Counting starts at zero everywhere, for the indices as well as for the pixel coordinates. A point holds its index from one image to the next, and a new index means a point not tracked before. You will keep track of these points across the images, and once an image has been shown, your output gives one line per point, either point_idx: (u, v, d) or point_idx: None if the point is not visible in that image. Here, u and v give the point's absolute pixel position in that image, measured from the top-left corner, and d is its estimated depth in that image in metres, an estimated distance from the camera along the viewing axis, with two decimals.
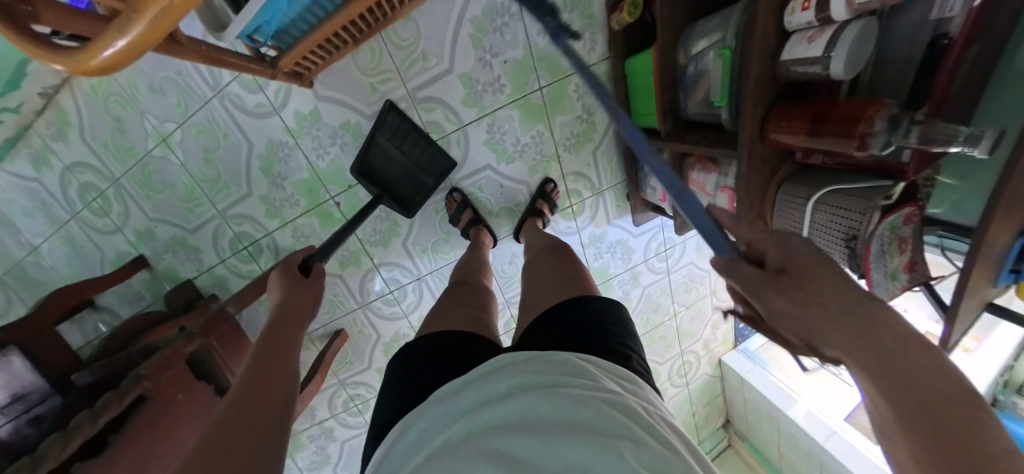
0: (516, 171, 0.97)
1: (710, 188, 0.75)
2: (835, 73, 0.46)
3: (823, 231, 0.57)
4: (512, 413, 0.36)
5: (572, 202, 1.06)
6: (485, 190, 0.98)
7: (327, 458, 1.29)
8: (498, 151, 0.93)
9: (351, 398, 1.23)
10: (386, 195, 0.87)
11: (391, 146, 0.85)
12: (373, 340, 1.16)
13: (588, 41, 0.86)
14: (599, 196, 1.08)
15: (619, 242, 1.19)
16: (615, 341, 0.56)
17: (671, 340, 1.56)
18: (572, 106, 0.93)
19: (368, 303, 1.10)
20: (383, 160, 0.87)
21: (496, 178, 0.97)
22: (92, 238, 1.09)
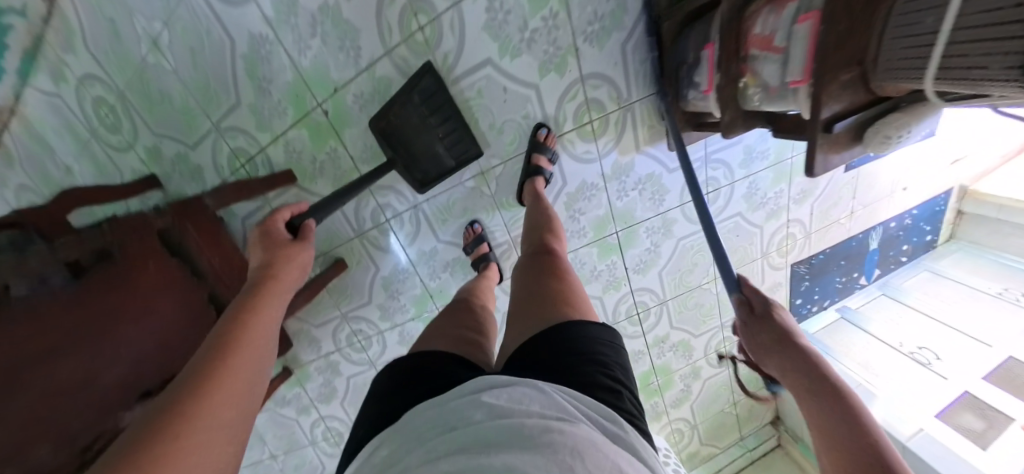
0: (524, 72, 0.82)
1: (782, 35, 0.51)
2: None
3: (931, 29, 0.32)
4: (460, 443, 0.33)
5: (593, 117, 0.90)
6: (484, 95, 0.84)
7: (333, 391, 1.24)
8: (500, 41, 0.78)
9: (354, 333, 1.16)
10: (398, 163, 0.86)
11: (415, 109, 0.81)
12: (372, 273, 1.07)
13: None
14: (626, 109, 0.89)
15: (649, 177, 1.01)
16: (602, 375, 0.46)
17: (709, 310, 1.34)
18: None
19: (364, 232, 1.01)
20: (410, 128, 0.83)
21: (498, 78, 0.82)
22: (112, 157, 1.13)
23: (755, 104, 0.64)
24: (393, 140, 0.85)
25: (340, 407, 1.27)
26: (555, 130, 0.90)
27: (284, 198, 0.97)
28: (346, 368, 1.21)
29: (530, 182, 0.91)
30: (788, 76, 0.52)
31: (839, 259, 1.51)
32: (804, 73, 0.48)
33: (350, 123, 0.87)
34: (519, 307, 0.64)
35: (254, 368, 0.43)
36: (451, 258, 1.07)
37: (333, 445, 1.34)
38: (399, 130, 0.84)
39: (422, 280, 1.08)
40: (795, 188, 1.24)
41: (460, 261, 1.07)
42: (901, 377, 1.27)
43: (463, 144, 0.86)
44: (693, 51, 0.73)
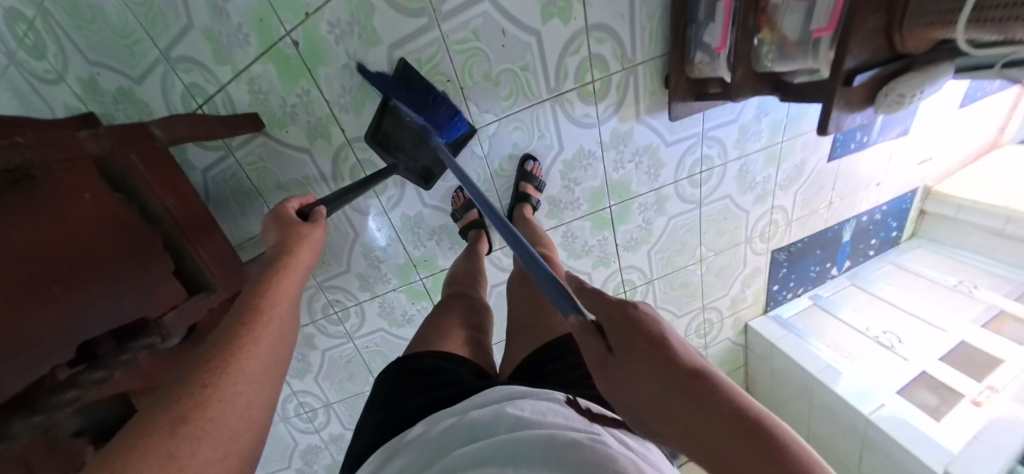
0: (523, 16, 0.77)
1: None
2: None
3: None
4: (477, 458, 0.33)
5: (595, 76, 0.86)
6: (480, 36, 0.78)
7: (308, 366, 1.16)
8: None
9: (330, 305, 1.06)
10: (401, 165, 0.85)
11: (408, 113, 0.82)
12: (351, 239, 0.97)
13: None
14: (629, 72, 0.88)
15: (647, 148, 0.99)
16: None
17: (694, 290, 1.35)
18: None
19: (343, 190, 0.96)
20: (405, 133, 0.84)
21: (497, 18, 0.76)
22: (26, 88, 0.93)
23: (768, 63, 0.63)
24: (389, 147, 0.83)
25: (315, 382, 1.19)
26: (556, 88, 0.86)
27: (249, 146, 0.87)
28: (322, 341, 1.12)
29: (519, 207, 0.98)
30: (813, 25, 0.51)
31: (817, 247, 1.53)
32: (834, 18, 0.47)
33: (324, 59, 0.79)
34: (525, 321, 0.68)
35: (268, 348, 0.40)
36: (438, 223, 1.01)
37: (305, 423, 1.26)
38: (394, 136, 0.83)
39: (406, 248, 1.01)
40: (783, 171, 1.25)
41: (447, 228, 1.01)
42: (874, 361, 1.30)
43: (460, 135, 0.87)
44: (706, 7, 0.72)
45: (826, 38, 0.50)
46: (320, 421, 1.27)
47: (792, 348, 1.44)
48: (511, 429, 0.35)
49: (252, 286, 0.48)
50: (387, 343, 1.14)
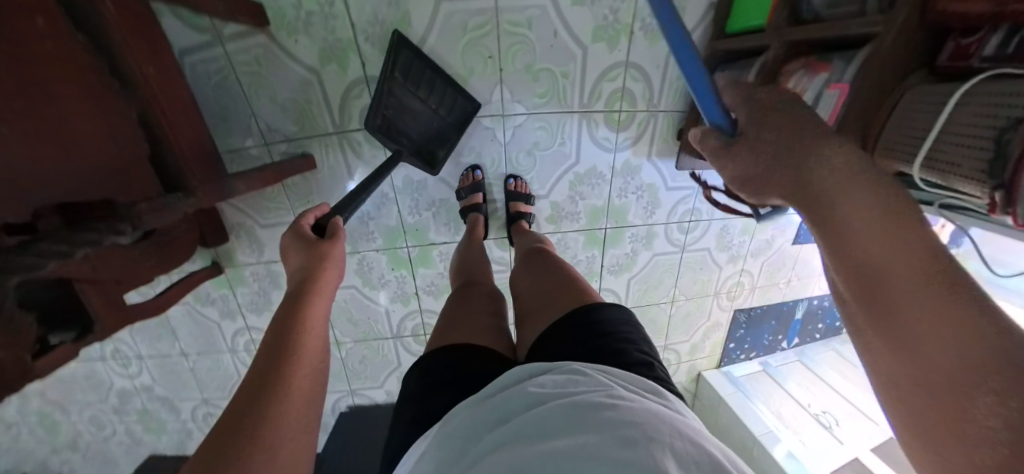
0: (578, 26, 0.83)
1: (809, 95, 0.62)
2: None
3: (952, 134, 0.41)
4: (515, 431, 0.31)
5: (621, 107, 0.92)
6: (534, 30, 0.83)
7: (271, 304, 1.07)
8: None
9: None
10: (406, 151, 0.84)
11: (410, 96, 0.82)
12: (344, 184, 0.96)
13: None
14: (651, 114, 0.94)
15: (648, 186, 1.03)
16: (632, 350, 0.46)
17: (660, 328, 1.39)
18: None
19: (347, 131, 0.90)
20: (405, 119, 0.83)
21: (552, 19, 0.82)
22: None
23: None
24: (392, 131, 0.82)
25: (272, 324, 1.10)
26: (587, 105, 0.90)
27: (245, 45, 0.81)
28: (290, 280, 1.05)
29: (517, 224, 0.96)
30: (814, 127, 0.60)
31: (772, 318, 1.61)
32: (830, 126, 0.56)
33: None
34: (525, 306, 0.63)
35: (305, 385, 0.37)
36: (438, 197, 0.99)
37: (225, 368, 1.15)
38: (395, 120, 0.82)
39: (399, 211, 0.98)
40: (758, 239, 1.33)
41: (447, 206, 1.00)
42: (811, 436, 1.41)
43: (460, 116, 0.88)
44: (726, 85, 0.82)
45: (821, 142, 0.59)
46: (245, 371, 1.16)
47: (738, 404, 1.50)
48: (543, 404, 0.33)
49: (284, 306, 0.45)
50: (352, 303, 1.07)
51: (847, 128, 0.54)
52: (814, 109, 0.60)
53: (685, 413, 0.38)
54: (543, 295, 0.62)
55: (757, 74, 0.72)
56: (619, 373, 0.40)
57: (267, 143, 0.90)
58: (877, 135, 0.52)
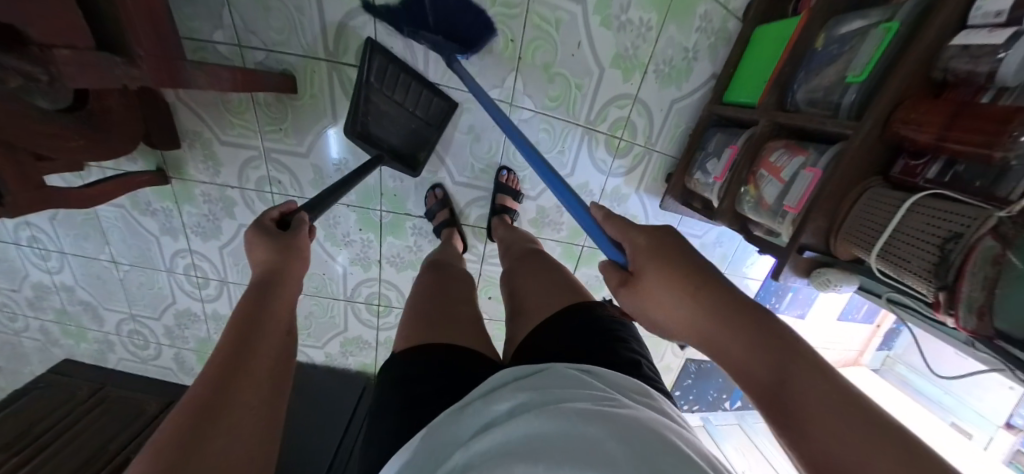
0: (601, 48, 0.87)
1: (789, 172, 0.67)
2: (1005, 74, 0.42)
3: (909, 235, 0.49)
4: (513, 436, 0.31)
5: (621, 136, 0.98)
6: (559, 34, 0.85)
7: (217, 232, 1.02)
8: (600, 12, 0.84)
9: (269, 181, 0.95)
10: (386, 155, 0.85)
11: (383, 99, 0.82)
12: (324, 122, 0.89)
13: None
14: (647, 150, 1.01)
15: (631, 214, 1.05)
16: (622, 348, 0.53)
17: None
18: (689, 24, 0.88)
19: (341, 64, 0.83)
20: (380, 123, 0.84)
21: (579, 32, 0.85)
22: None
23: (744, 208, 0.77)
24: (371, 138, 0.84)
25: (218, 252, 1.04)
26: (592, 122, 0.94)
27: None
28: (245, 212, 0.99)
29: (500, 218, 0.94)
30: (785, 202, 0.66)
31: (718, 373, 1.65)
32: (803, 202, 0.62)
33: None
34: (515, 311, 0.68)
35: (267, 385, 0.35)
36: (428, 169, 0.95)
37: (159, 286, 1.10)
38: (372, 124, 0.83)
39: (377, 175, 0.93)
40: None
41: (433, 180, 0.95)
42: None
43: (434, 116, 0.87)
44: (715, 144, 0.88)
45: (791, 215, 0.64)
46: (183, 294, 1.11)
47: None
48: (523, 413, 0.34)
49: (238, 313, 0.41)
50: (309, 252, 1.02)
51: (816, 216, 0.60)
52: (788, 187, 0.67)
53: (678, 414, 0.42)
54: (538, 299, 0.67)
55: (742, 142, 0.79)
56: (603, 369, 0.47)
57: (240, 49, 0.79)
58: (840, 220, 0.60)
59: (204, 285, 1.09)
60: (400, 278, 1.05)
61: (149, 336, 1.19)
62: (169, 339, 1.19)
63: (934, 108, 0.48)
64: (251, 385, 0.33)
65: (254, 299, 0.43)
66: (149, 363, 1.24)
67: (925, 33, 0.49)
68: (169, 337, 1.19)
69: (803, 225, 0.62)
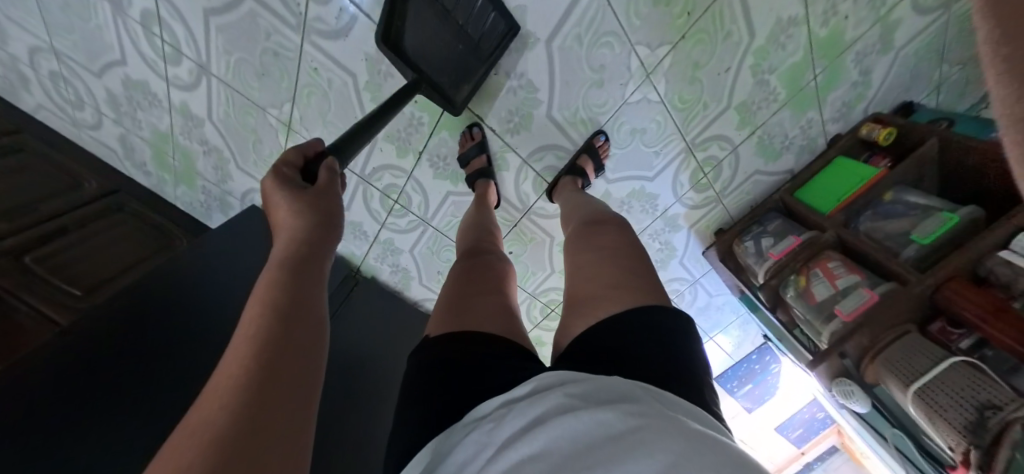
0: (741, 85, 0.74)
1: (843, 283, 0.60)
2: None
3: (944, 392, 0.47)
4: (574, 433, 0.25)
5: (707, 172, 0.83)
6: (721, 46, 0.70)
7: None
8: (763, 48, 0.70)
9: None
10: (425, 81, 0.65)
11: (428, 7, 0.59)
12: None
13: (844, 111, 0.81)
14: (716, 201, 0.87)
15: (671, 248, 0.93)
16: (690, 372, 0.44)
17: None
18: (815, 115, 0.80)
19: None
20: (417, 35, 0.61)
21: (738, 53, 0.70)
22: None
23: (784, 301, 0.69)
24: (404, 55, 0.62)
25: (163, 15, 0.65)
26: (694, 146, 0.79)
27: None
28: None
29: (568, 180, 0.81)
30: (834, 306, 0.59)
31: None
32: (857, 314, 0.55)
33: None
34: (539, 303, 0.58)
35: (306, 342, 0.26)
36: (530, 75, 0.72)
37: (98, 26, 0.69)
38: (417, 31, 0.61)
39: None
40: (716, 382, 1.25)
41: (527, 96, 0.74)
42: None
43: (487, 45, 0.66)
44: (778, 227, 0.77)
45: (837, 321, 0.58)
46: (140, 60, 0.73)
47: None
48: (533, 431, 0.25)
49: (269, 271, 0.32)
50: (336, 90, 0.72)
51: (850, 337, 0.55)
52: (835, 297, 0.60)
53: None
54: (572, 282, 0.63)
55: (808, 236, 0.68)
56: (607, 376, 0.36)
57: None
58: (875, 351, 0.56)
59: (174, 61, 0.71)
60: (429, 183, 0.81)
61: (86, 95, 0.81)
62: (115, 115, 0.82)
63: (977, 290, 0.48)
64: (294, 348, 0.24)
65: (293, 253, 0.35)
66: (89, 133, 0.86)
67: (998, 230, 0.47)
68: (114, 108, 0.81)
69: (843, 338, 0.56)
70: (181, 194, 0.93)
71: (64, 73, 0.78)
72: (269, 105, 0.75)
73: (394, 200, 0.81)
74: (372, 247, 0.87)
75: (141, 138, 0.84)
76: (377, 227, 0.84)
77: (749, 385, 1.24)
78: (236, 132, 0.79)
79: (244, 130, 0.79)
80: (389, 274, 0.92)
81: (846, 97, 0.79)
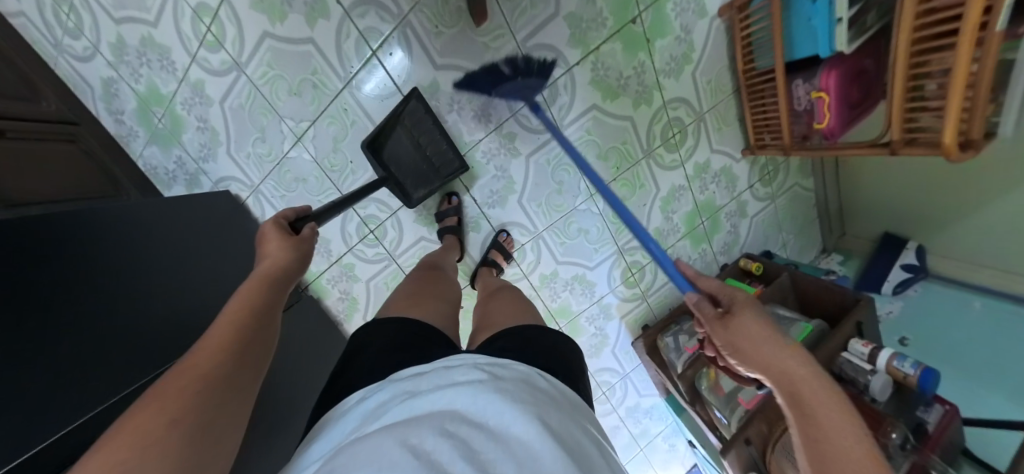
0: (658, 218, 1.05)
1: None
2: (874, 386, 0.67)
3: None
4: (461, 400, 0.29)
5: (636, 272, 1.04)
6: (640, 193, 1.02)
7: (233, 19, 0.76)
8: (666, 198, 1.05)
9: (315, 72, 0.82)
10: (389, 182, 0.87)
11: (407, 138, 0.87)
12: (472, 73, 0.88)
13: (726, 248, 1.15)
14: (641, 298, 1.06)
15: (603, 338, 1.07)
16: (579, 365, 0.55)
17: None
18: (714, 240, 1.13)
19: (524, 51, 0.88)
20: (396, 147, 0.87)
21: (650, 200, 1.03)
22: None
23: (700, 395, 0.79)
24: (389, 162, 0.87)
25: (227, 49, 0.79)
26: (624, 250, 1.02)
27: None
28: (281, 44, 0.78)
29: (484, 270, 0.95)
30: (739, 392, 0.71)
31: None
32: (753, 403, 0.67)
33: (635, 44, 0.94)
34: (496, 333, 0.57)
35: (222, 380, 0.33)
36: (511, 173, 0.96)
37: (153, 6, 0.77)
38: (400, 150, 0.88)
39: (461, 127, 0.91)
40: None
41: (507, 186, 0.97)
42: None
43: (445, 169, 0.91)
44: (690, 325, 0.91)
45: (742, 408, 0.69)
46: (174, 32, 0.79)
47: None
48: (454, 381, 0.33)
49: (232, 320, 0.40)
50: (356, 131, 0.88)
51: (762, 419, 0.63)
52: (737, 388, 0.72)
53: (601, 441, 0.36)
54: (510, 314, 0.67)
55: None
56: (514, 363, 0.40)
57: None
58: (773, 440, 0.63)
59: (211, 50, 0.80)
60: (409, 224, 0.97)
61: (87, 27, 0.82)
62: (115, 60, 0.85)
63: None
64: (224, 383, 0.33)
65: (241, 302, 0.44)
66: (66, 59, 0.88)
67: (831, 338, 0.76)
68: (114, 52, 0.84)
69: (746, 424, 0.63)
70: (147, 152, 0.98)
71: (74, 0, 0.79)
72: (289, 117, 0.86)
73: (371, 229, 0.95)
74: (331, 267, 0.97)
75: (133, 89, 0.88)
76: (343, 248, 0.96)
77: None
78: (245, 125, 0.87)
79: (254, 126, 0.87)
80: (337, 300, 1.00)
81: (723, 242, 1.14)
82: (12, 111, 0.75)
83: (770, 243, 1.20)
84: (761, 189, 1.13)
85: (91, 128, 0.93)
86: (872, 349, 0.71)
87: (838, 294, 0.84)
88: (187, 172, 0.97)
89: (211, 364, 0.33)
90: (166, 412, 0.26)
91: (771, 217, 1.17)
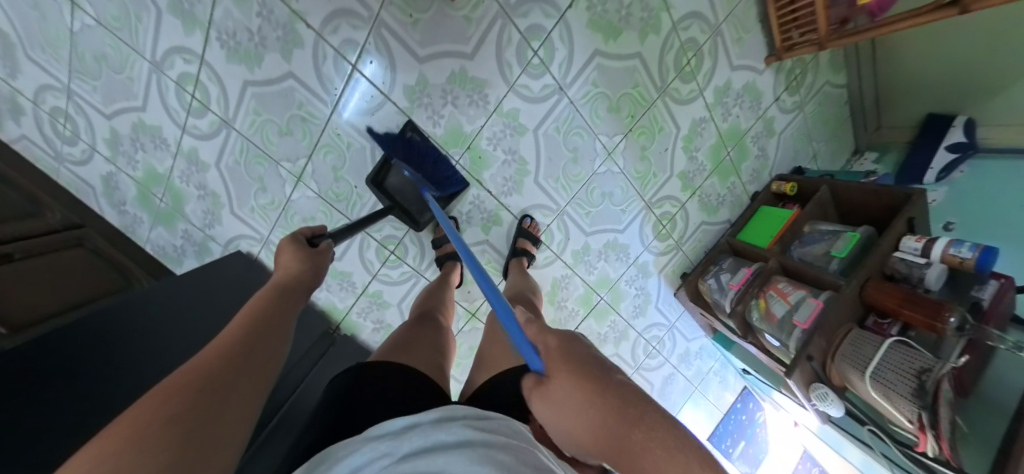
0: (682, 160, 1.00)
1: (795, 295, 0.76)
2: (928, 279, 0.68)
3: (891, 367, 0.59)
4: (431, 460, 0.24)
5: (666, 222, 1.05)
6: (659, 137, 0.97)
7: (205, 72, 0.72)
8: (689, 134, 0.98)
9: (300, 104, 0.78)
10: (396, 210, 0.88)
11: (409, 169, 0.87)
12: (460, 55, 0.79)
13: (756, 175, 1.09)
14: (674, 248, 1.08)
15: (647, 297, 1.12)
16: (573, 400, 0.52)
17: None
18: (743, 169, 1.07)
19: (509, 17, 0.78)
20: (398, 179, 0.88)
21: (672, 141, 0.97)
22: None
23: (752, 326, 0.84)
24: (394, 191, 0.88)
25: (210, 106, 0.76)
26: (652, 203, 1.02)
27: None
28: (259, 82, 0.74)
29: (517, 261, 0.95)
30: (795, 316, 0.73)
31: None
32: (810, 322, 0.70)
33: None
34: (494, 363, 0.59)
35: (228, 378, 0.30)
36: (522, 153, 0.92)
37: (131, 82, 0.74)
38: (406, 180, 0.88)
39: (461, 120, 0.86)
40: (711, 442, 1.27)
41: (520, 168, 0.93)
42: None
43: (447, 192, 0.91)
44: (730, 265, 0.98)
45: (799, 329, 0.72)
46: (160, 107, 0.77)
47: None
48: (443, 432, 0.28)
49: (237, 328, 0.38)
50: (354, 153, 0.85)
51: (817, 338, 0.67)
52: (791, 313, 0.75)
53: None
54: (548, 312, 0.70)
55: (756, 268, 0.87)
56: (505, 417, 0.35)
57: None
58: (833, 352, 0.68)
59: (199, 114, 0.77)
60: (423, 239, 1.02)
61: (82, 131, 0.83)
62: (111, 153, 0.85)
63: (887, 286, 0.69)
64: (232, 386, 0.30)
65: (250, 311, 0.42)
66: (68, 167, 0.88)
67: (882, 241, 0.75)
68: (110, 146, 0.84)
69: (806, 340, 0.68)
70: (154, 234, 0.96)
71: (67, 109, 0.80)
72: (284, 159, 0.83)
73: (390, 250, 0.98)
74: (358, 300, 1.01)
75: (132, 176, 0.88)
76: (366, 277, 0.98)
77: (743, 442, 1.27)
78: (241, 180, 0.85)
79: (252, 178, 0.85)
80: (371, 331, 1.05)
81: (754, 168, 1.08)
82: (20, 229, 0.72)
83: (800, 159, 1.13)
84: (789, 99, 1.04)
85: (97, 226, 0.91)
86: (926, 244, 0.70)
87: (884, 195, 0.81)
88: (195, 243, 0.96)
89: (216, 365, 0.31)
90: (155, 407, 0.23)
91: (802, 126, 1.09)
